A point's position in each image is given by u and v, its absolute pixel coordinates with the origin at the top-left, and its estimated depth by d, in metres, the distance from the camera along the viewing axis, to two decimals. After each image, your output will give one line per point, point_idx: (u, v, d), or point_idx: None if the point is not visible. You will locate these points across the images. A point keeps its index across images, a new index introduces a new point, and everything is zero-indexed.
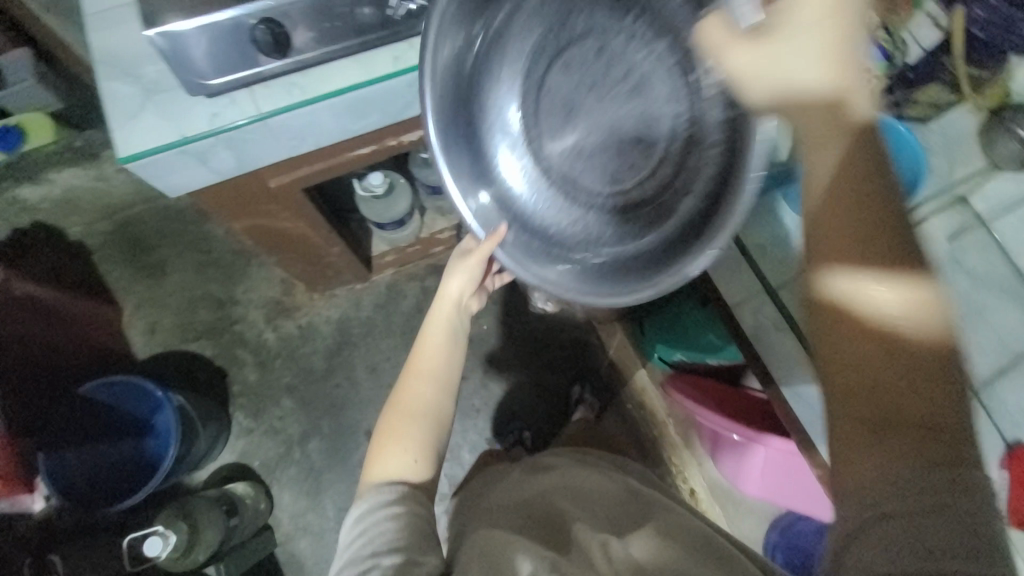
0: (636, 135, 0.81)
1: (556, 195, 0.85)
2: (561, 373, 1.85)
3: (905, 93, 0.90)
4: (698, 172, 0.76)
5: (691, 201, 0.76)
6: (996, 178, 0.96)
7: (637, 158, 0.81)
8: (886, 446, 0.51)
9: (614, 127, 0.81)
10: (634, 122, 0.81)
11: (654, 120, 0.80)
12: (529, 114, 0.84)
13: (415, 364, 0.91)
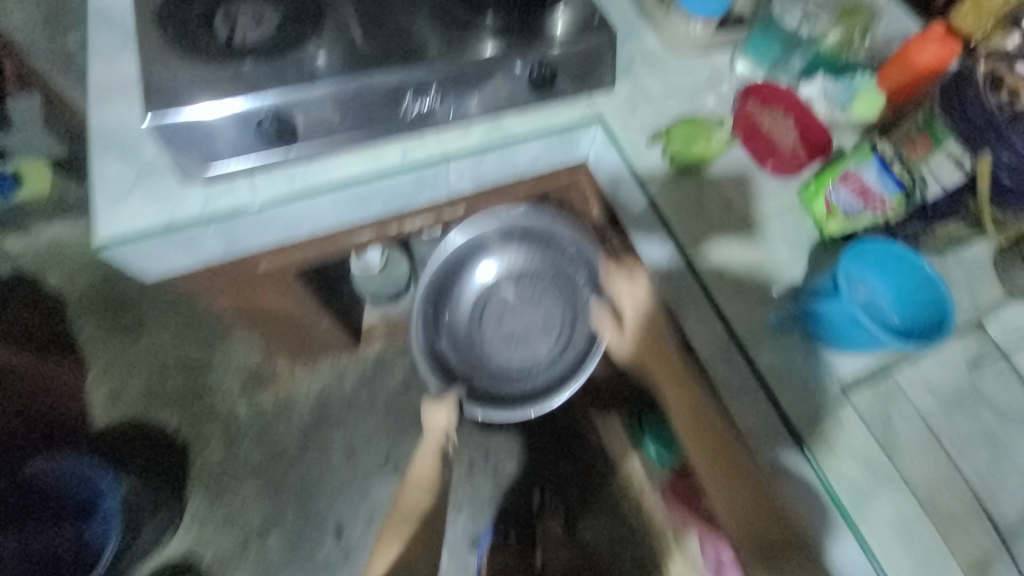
0: (551, 308, 1.04)
1: (501, 353, 1.06)
2: (551, 465, 1.68)
3: (923, 226, 0.86)
4: (584, 333, 1.04)
5: (582, 352, 1.04)
6: (1017, 308, 0.92)
7: (551, 322, 1.04)
8: (743, 520, 0.85)
9: (536, 304, 1.05)
10: (548, 299, 1.04)
11: (559, 298, 1.04)
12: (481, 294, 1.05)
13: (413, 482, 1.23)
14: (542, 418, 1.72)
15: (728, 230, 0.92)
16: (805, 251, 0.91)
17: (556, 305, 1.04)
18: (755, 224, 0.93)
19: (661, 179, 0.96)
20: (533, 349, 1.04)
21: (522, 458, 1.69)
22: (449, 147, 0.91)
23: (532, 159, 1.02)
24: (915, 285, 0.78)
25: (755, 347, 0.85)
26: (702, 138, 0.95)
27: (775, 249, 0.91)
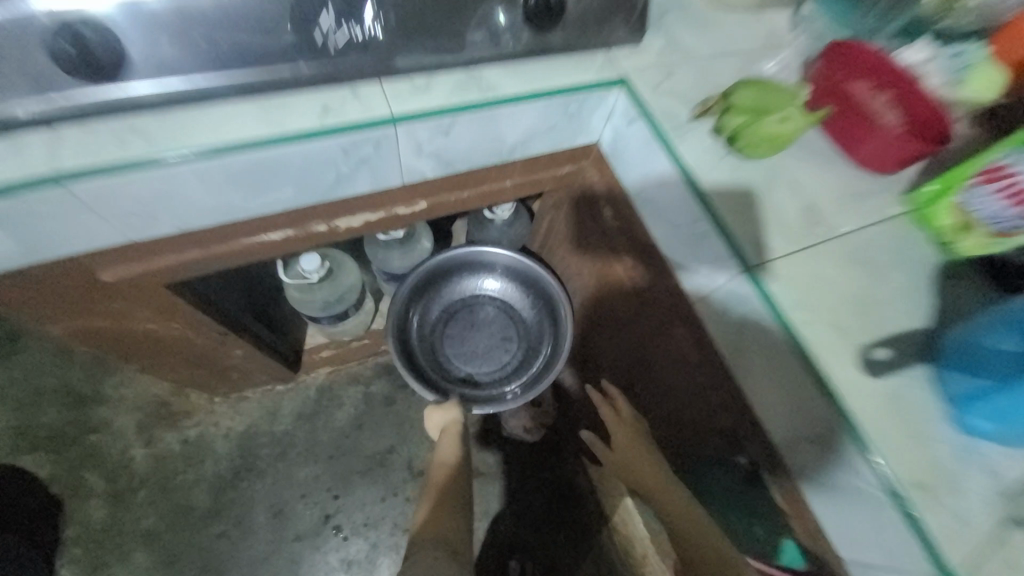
0: (515, 317, 1.13)
1: (475, 361, 1.13)
2: (535, 523, 1.36)
3: None
4: (543, 342, 1.11)
5: (541, 357, 1.11)
6: None
7: (514, 331, 1.13)
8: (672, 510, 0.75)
9: (503, 314, 1.13)
10: (513, 310, 1.13)
11: (523, 309, 1.13)
12: (459, 306, 1.13)
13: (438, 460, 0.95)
14: (526, 466, 1.40)
15: (819, 245, 0.62)
16: (924, 280, 0.62)
17: (517, 315, 1.13)
18: (852, 237, 0.63)
19: (715, 167, 0.65)
20: (499, 357, 1.12)
21: (497, 520, 1.35)
22: (399, 105, 0.60)
23: (522, 135, 0.72)
24: None
25: (876, 431, 0.54)
26: (775, 105, 0.63)
27: (886, 277, 0.61)
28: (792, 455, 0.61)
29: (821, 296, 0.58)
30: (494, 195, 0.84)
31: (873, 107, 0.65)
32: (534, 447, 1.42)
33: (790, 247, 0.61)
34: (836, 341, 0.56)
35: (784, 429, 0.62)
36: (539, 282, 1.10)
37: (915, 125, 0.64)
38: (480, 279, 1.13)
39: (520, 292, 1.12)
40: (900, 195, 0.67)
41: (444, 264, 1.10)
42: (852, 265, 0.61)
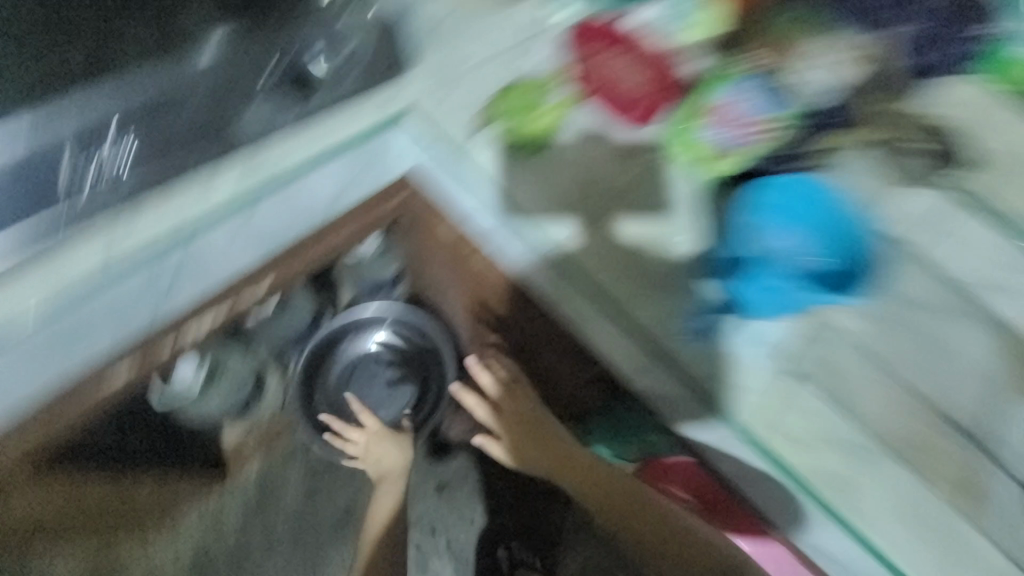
0: (403, 359, 1.24)
1: (380, 403, 1.27)
2: (510, 510, 1.45)
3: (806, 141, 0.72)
4: (432, 372, 1.24)
5: (435, 384, 1.24)
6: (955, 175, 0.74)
7: (406, 370, 1.26)
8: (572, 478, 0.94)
9: (392, 360, 1.25)
10: (400, 353, 1.25)
11: (408, 350, 1.24)
12: (352, 366, 1.25)
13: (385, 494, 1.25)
14: (486, 464, 1.46)
15: (608, 212, 0.73)
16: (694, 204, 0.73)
17: (405, 356, 1.24)
18: (631, 190, 0.74)
19: (499, 169, 0.75)
20: (401, 394, 1.26)
21: (475, 521, 1.44)
22: (178, 223, 0.65)
23: (331, 194, 0.75)
24: (825, 220, 0.71)
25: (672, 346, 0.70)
26: (537, 103, 0.75)
27: (666, 217, 0.73)
28: (647, 381, 0.72)
29: (614, 256, 0.72)
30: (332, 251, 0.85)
31: (615, 71, 0.75)
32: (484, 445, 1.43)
33: (585, 221, 0.73)
34: (630, 285, 0.72)
35: (630, 361, 0.72)
36: (412, 323, 1.22)
37: (654, 87, 0.75)
38: (365, 338, 1.24)
39: (400, 337, 1.24)
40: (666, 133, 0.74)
41: (331, 335, 1.21)
42: (637, 221, 0.73)
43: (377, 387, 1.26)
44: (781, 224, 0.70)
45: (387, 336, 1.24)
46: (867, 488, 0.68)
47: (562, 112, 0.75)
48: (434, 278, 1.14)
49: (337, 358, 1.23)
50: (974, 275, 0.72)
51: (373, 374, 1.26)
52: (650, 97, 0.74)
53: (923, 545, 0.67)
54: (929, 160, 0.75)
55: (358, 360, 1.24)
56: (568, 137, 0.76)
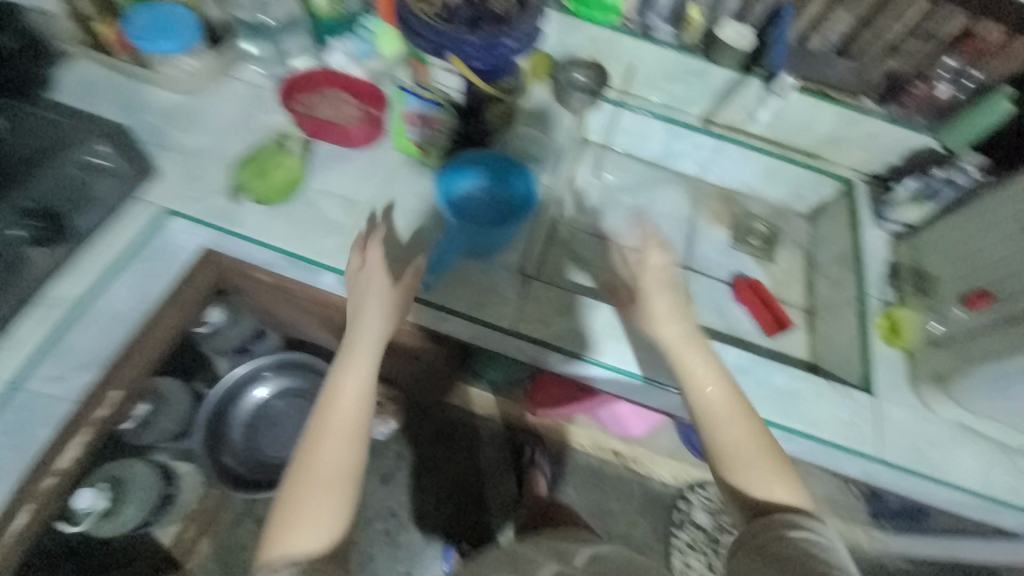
0: (295, 393, 1.41)
1: (291, 440, 1.40)
2: (448, 462, 1.70)
3: (472, 120, 0.93)
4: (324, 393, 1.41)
5: None
6: (595, 107, 1.15)
7: (302, 402, 1.41)
8: (665, 316, 0.81)
9: (286, 399, 1.40)
10: (289, 390, 1.40)
11: (296, 385, 1.40)
12: (251, 421, 1.37)
13: (349, 371, 0.78)
14: (413, 438, 1.70)
15: (366, 218, 0.91)
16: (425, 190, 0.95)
17: (296, 390, 1.40)
18: (379, 197, 0.93)
19: (267, 222, 0.87)
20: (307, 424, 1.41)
21: (423, 486, 1.67)
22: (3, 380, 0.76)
23: (137, 300, 0.86)
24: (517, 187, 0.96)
25: (444, 296, 0.86)
26: (274, 160, 0.90)
27: (412, 206, 0.94)
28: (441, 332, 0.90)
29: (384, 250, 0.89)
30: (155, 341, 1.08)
31: (332, 113, 0.97)
32: (413, 414, 1.73)
33: (350, 233, 0.89)
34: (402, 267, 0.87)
35: (419, 320, 0.88)
36: (288, 360, 1.38)
37: (365, 113, 0.97)
38: (253, 391, 1.38)
39: (283, 376, 1.39)
40: (388, 144, 0.99)
41: (219, 405, 1.32)
42: (392, 215, 0.92)
43: (282, 428, 1.39)
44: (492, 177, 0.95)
45: (272, 382, 1.39)
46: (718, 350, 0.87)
47: (299, 162, 0.92)
48: (283, 318, 1.29)
49: (234, 420, 1.35)
50: (624, 167, 1.22)
51: (274, 419, 1.39)
52: (363, 122, 0.96)
53: (642, 356, 0.86)
54: (563, 98, 1.10)
55: (254, 413, 1.37)
56: (314, 175, 0.93)
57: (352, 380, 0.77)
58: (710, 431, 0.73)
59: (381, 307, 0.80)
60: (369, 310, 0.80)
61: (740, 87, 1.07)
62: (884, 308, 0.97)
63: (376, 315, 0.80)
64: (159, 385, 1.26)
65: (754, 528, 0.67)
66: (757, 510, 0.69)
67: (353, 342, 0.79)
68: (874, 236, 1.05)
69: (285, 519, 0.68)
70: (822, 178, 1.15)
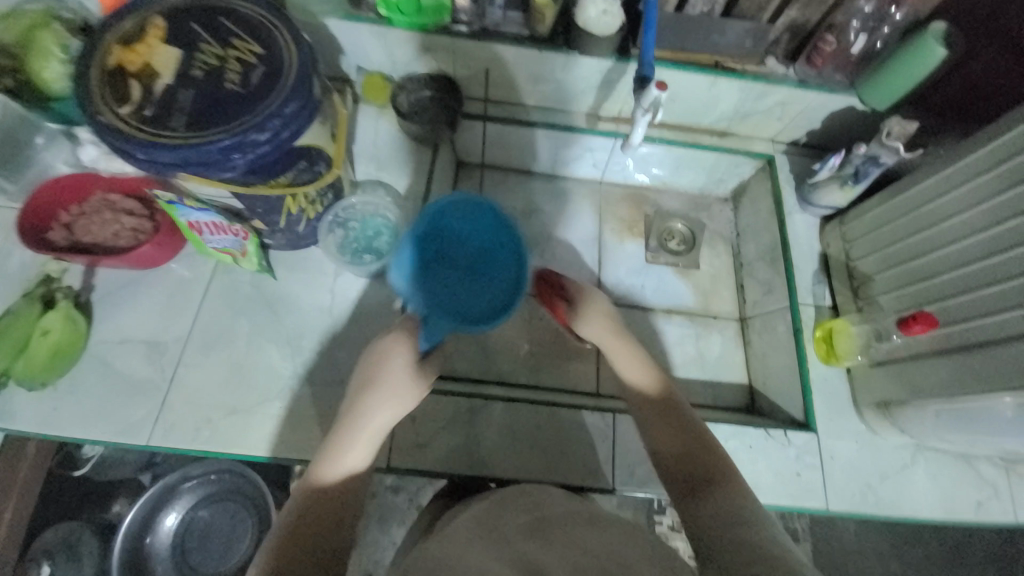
0: (218, 496, 1.04)
1: (231, 551, 1.03)
2: None
3: (287, 225, 0.72)
4: (252, 484, 1.04)
5: (267, 492, 1.04)
6: (458, 132, 0.95)
7: (230, 502, 1.04)
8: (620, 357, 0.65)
9: (209, 507, 1.03)
10: (210, 495, 1.04)
11: (215, 490, 1.04)
12: (172, 550, 1.01)
13: (353, 438, 0.56)
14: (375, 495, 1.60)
15: (184, 358, 0.73)
16: (257, 306, 0.77)
17: (217, 493, 1.04)
18: (197, 329, 0.75)
19: (57, 403, 0.69)
20: (245, 526, 1.04)
21: None
22: None
23: None
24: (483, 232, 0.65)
25: (300, 447, 0.70)
26: (30, 326, 0.69)
27: (242, 329, 0.75)
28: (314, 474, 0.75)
29: (218, 399, 0.71)
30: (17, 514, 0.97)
31: (111, 230, 0.74)
32: None
33: (168, 386, 0.71)
34: (242, 421, 0.71)
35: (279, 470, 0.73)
36: (191, 476, 1.03)
37: (157, 219, 0.75)
38: (163, 513, 1.02)
39: (194, 486, 1.03)
40: (198, 251, 0.78)
41: (127, 547, 0.99)
42: (221, 347, 0.74)
43: (216, 541, 1.03)
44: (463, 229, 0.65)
45: (182, 495, 1.03)
46: (772, 435, 0.76)
47: (69, 317, 0.70)
48: None
49: (158, 554, 1.00)
50: (514, 189, 1.03)
51: (200, 536, 1.02)
52: (155, 234, 0.74)
53: (549, 460, 0.73)
54: (411, 132, 0.89)
55: (175, 536, 1.01)
56: (103, 322, 0.73)
57: (356, 454, 0.55)
58: (654, 437, 0.58)
59: (409, 391, 0.59)
60: (387, 376, 0.58)
61: (619, 78, 0.86)
62: (819, 316, 0.84)
63: (394, 393, 0.58)
64: (48, 539, 0.96)
65: (700, 519, 0.50)
66: (699, 496, 0.52)
67: (357, 412, 0.57)
68: (800, 226, 0.91)
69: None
70: (737, 158, 0.98)
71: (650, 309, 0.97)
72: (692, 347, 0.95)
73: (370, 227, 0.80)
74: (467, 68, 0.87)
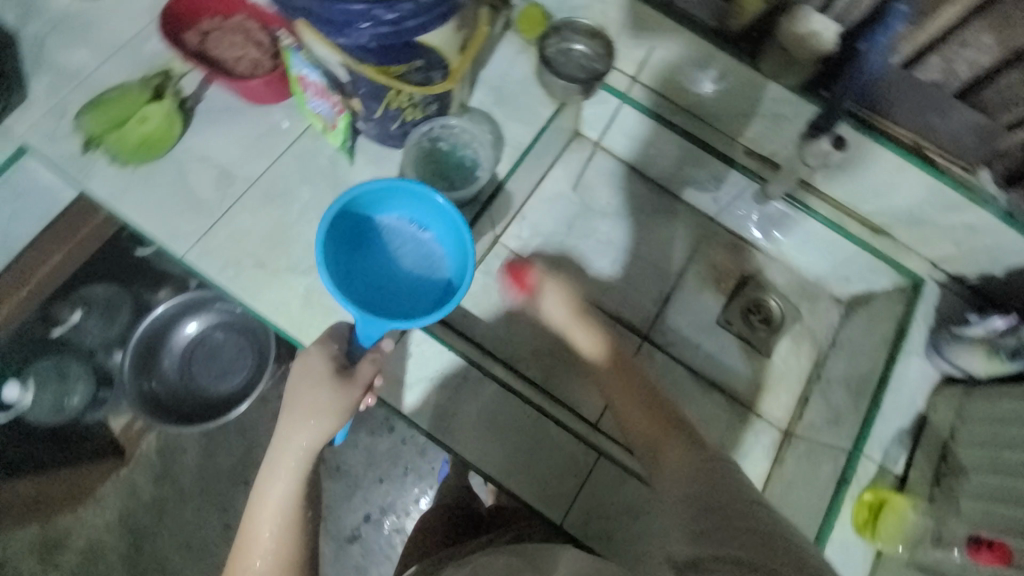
0: (233, 328, 1.12)
1: (221, 378, 1.11)
2: None
3: (383, 118, 0.70)
4: (262, 334, 1.11)
5: (269, 347, 1.10)
6: (588, 103, 0.87)
7: (239, 340, 1.11)
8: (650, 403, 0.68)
9: (225, 332, 1.12)
10: (226, 326, 1.12)
11: (233, 322, 1.12)
12: (178, 354, 1.10)
13: (272, 478, 0.61)
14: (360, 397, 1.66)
15: (244, 197, 0.75)
16: (324, 181, 0.76)
17: (233, 326, 1.12)
18: (267, 176, 0.76)
19: (128, 186, 0.74)
20: (241, 365, 1.11)
21: None
22: None
23: None
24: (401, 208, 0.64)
25: (304, 327, 0.72)
26: (135, 109, 0.73)
27: (301, 196, 0.76)
28: None
29: (254, 247, 0.73)
30: (57, 272, 0.89)
31: (236, 55, 0.76)
32: None
33: (220, 215, 0.74)
34: (264, 279, 0.73)
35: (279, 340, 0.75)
36: (217, 302, 1.11)
37: (278, 62, 0.76)
38: (185, 322, 1.11)
39: (218, 311, 1.12)
40: (298, 108, 0.78)
41: (151, 335, 1.08)
42: (278, 204, 0.75)
43: (214, 364, 1.11)
44: (380, 205, 0.64)
45: (205, 316, 1.11)
46: None
47: (168, 114, 0.74)
48: None
49: (169, 349, 1.09)
50: (619, 184, 0.94)
51: (206, 353, 1.11)
52: (269, 74, 0.75)
53: (513, 463, 0.71)
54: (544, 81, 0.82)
55: (186, 345, 1.10)
56: (195, 134, 0.76)
57: (276, 492, 0.60)
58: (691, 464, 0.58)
59: (334, 408, 0.61)
60: (303, 408, 0.61)
61: (792, 116, 0.73)
62: (878, 476, 0.71)
63: (313, 417, 0.61)
64: (95, 292, 1.07)
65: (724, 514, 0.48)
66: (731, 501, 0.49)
67: (291, 421, 0.61)
68: (913, 373, 0.76)
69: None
70: (878, 264, 0.82)
71: (694, 372, 0.87)
72: (716, 432, 0.84)
73: (458, 155, 0.76)
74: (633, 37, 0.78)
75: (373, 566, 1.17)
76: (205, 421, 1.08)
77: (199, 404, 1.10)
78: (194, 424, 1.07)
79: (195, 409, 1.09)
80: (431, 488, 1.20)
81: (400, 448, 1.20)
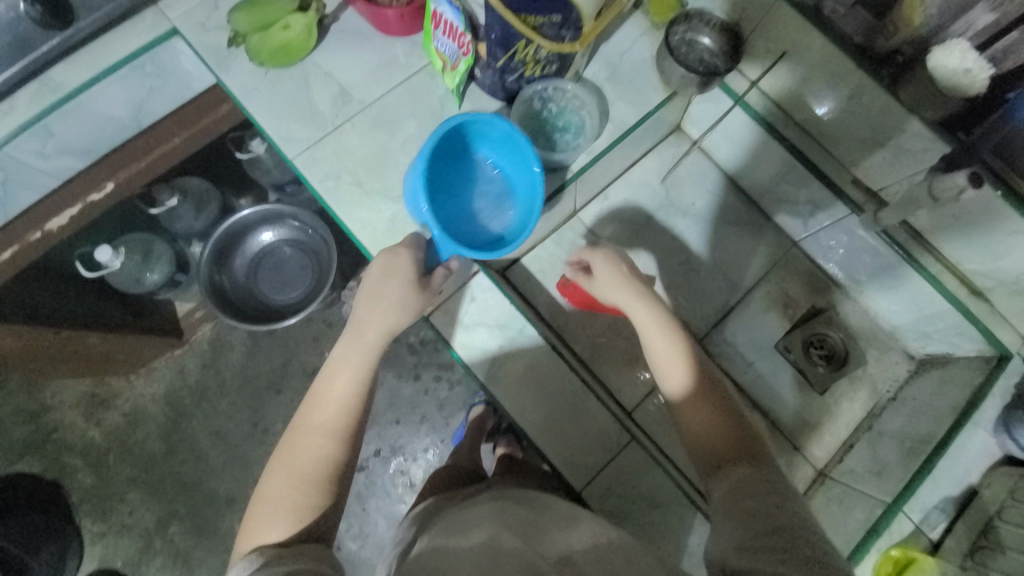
0: (302, 246, 1.20)
1: (284, 288, 1.19)
2: None
3: (502, 68, 0.71)
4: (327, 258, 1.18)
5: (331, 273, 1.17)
6: (698, 99, 0.84)
7: (306, 259, 1.20)
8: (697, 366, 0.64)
9: (294, 248, 1.20)
10: (297, 243, 1.20)
11: (304, 241, 1.20)
12: (249, 257, 1.18)
13: (348, 353, 0.66)
14: None
15: (355, 119, 0.79)
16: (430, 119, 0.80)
17: (302, 242, 1.19)
18: (379, 103, 0.80)
19: (258, 87, 0.80)
20: (303, 280, 1.19)
21: None
22: None
23: (130, 105, 0.85)
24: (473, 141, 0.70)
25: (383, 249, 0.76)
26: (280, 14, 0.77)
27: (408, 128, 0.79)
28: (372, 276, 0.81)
29: (355, 166, 0.78)
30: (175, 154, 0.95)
31: None
32: None
33: (331, 130, 0.79)
34: (358, 197, 0.77)
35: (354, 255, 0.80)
36: (294, 218, 1.18)
37: None
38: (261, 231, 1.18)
39: (293, 228, 1.19)
40: (422, 45, 0.81)
41: (229, 234, 1.14)
42: (385, 131, 0.79)
43: (279, 275, 1.19)
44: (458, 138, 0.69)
45: (280, 228, 1.19)
46: None
47: (308, 26, 0.78)
48: None
49: (242, 251, 1.17)
50: (707, 189, 0.92)
51: (274, 263, 1.19)
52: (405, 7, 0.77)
53: (548, 424, 0.73)
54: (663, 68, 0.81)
55: (258, 252, 1.18)
56: (324, 50, 0.81)
57: (346, 379, 0.65)
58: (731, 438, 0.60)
59: (410, 305, 0.66)
60: (380, 299, 0.67)
61: (919, 152, 0.70)
62: (909, 535, 0.69)
63: (391, 308, 0.66)
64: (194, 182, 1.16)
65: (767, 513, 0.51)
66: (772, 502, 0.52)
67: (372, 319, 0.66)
68: (974, 445, 0.72)
69: (264, 520, 0.57)
70: (966, 327, 0.78)
71: (739, 389, 0.86)
72: None
73: (563, 119, 0.77)
74: (768, 42, 0.75)
75: (373, 498, 1.23)
76: (262, 322, 1.16)
77: (260, 306, 1.18)
78: (252, 323, 1.15)
79: (256, 311, 1.17)
80: (441, 441, 1.24)
81: (423, 397, 1.25)
